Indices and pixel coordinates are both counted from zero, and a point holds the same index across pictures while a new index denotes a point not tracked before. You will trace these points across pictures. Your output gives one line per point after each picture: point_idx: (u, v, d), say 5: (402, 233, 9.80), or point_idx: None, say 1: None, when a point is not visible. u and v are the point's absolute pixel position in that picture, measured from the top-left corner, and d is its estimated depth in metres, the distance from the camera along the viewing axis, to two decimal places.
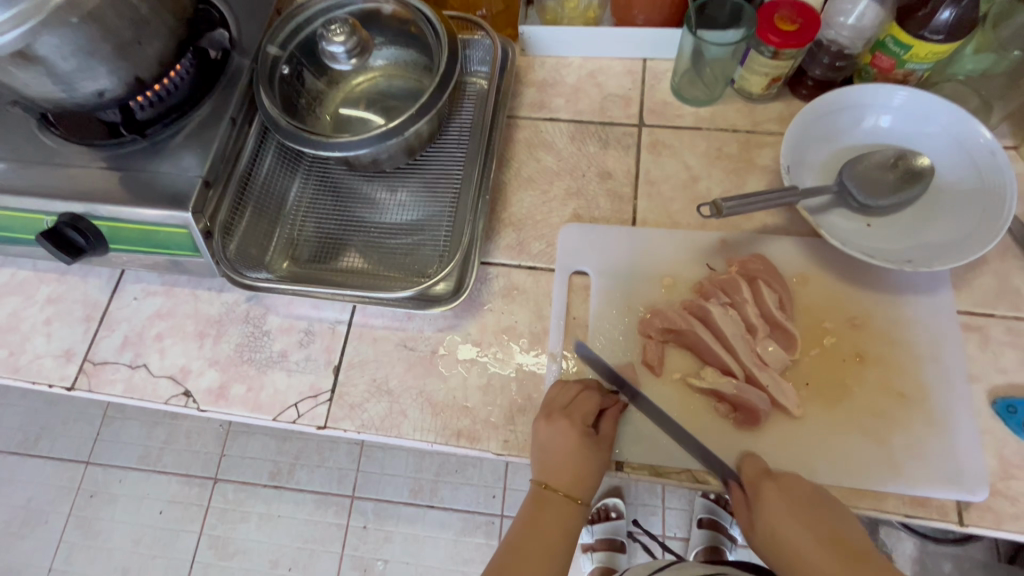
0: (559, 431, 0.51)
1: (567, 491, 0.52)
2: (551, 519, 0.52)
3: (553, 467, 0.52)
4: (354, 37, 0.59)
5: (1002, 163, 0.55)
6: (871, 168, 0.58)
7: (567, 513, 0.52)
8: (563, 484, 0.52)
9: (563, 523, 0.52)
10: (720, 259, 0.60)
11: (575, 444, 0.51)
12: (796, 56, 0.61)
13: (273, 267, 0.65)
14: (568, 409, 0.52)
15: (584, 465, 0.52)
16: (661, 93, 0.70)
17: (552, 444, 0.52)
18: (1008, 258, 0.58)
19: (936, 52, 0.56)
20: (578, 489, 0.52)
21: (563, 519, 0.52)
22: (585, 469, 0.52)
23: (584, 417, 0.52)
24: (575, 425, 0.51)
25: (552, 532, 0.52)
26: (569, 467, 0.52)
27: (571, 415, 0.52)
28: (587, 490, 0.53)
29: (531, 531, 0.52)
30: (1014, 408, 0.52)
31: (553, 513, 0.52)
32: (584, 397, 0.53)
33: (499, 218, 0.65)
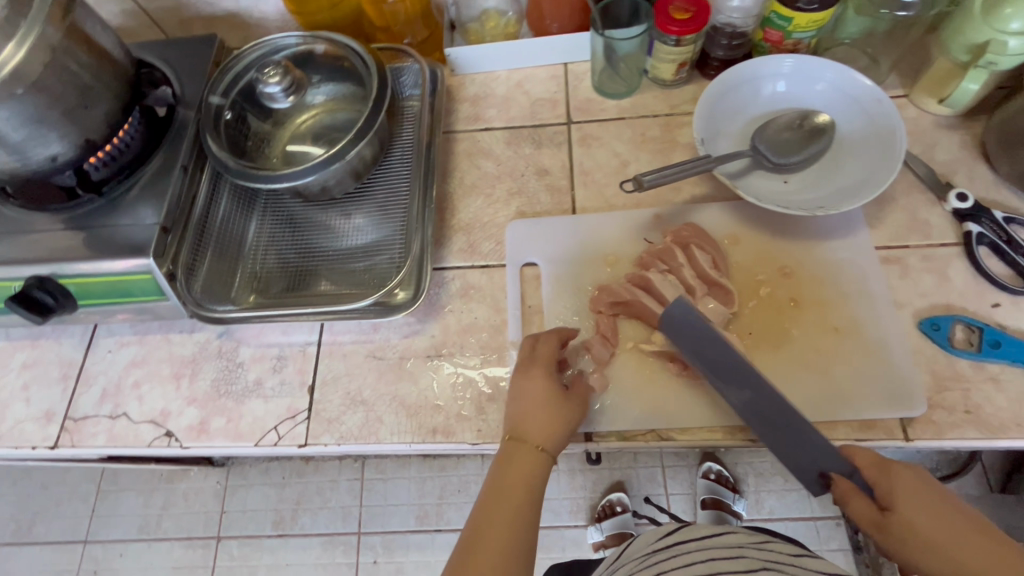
0: (532, 379, 0.53)
1: (531, 438, 0.51)
2: (518, 470, 0.49)
3: (522, 415, 0.51)
4: (288, 76, 0.65)
5: (889, 109, 0.61)
6: (779, 130, 0.63)
7: (533, 463, 0.50)
8: (530, 430, 0.51)
9: (530, 475, 0.49)
10: (656, 233, 0.65)
11: (540, 383, 0.52)
12: (696, 41, 0.67)
13: (240, 301, 0.68)
14: (538, 361, 0.54)
15: (552, 409, 0.52)
16: (584, 91, 0.75)
17: (520, 391, 0.53)
18: (914, 193, 0.63)
19: (816, 19, 0.62)
20: (546, 433, 0.51)
21: (529, 470, 0.49)
22: (552, 414, 0.52)
23: (549, 364, 0.54)
24: (541, 372, 0.53)
25: (520, 485, 0.48)
26: (535, 413, 0.51)
27: (541, 364, 0.54)
28: (553, 436, 0.51)
29: (500, 488, 0.48)
30: (938, 326, 0.56)
31: (520, 465, 0.49)
32: (544, 344, 0.55)
33: (449, 225, 0.69)
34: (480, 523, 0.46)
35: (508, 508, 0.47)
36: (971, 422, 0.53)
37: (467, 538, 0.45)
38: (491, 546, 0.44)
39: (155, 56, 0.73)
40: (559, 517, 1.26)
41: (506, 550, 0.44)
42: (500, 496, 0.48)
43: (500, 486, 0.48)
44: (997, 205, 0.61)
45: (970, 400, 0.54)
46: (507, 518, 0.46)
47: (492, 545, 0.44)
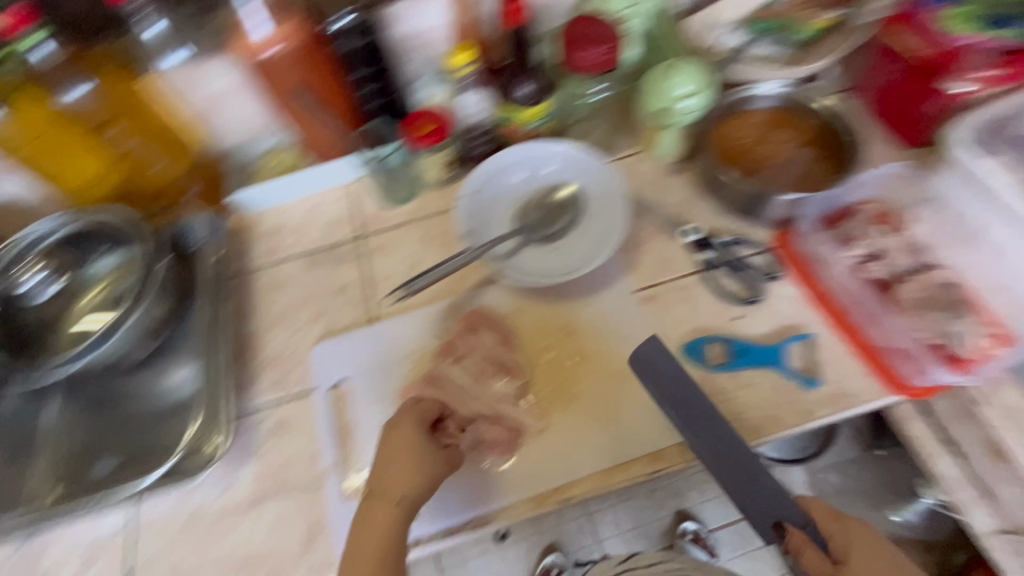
0: (399, 433, 0.57)
1: (388, 494, 0.54)
2: (372, 530, 0.53)
3: (387, 475, 0.55)
4: (51, 263, 0.70)
5: (607, 172, 0.72)
6: (525, 211, 0.72)
7: (386, 524, 0.53)
8: (391, 490, 0.54)
9: (383, 531, 0.53)
10: (449, 324, 0.69)
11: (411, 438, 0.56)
12: (449, 146, 0.75)
13: (37, 502, 0.63)
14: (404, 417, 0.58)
15: (409, 462, 0.55)
16: (370, 205, 0.81)
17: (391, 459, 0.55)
18: (657, 235, 0.73)
19: (536, 112, 0.72)
20: (405, 488, 0.54)
21: (384, 529, 0.53)
22: (414, 467, 0.55)
23: (425, 419, 0.58)
24: (409, 420, 0.58)
25: (411, 493, 0.54)
26: (398, 462, 0.55)
27: (409, 419, 0.58)
28: (411, 486, 0.54)
29: (366, 524, 0.54)
30: (693, 349, 0.64)
31: (372, 521, 0.54)
32: (424, 407, 0.60)
33: (255, 364, 0.70)
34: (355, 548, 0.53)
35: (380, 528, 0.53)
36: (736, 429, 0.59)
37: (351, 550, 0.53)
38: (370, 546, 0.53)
39: None
40: None
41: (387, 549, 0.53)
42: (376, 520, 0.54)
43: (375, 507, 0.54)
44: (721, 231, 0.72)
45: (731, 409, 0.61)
46: (380, 539, 0.53)
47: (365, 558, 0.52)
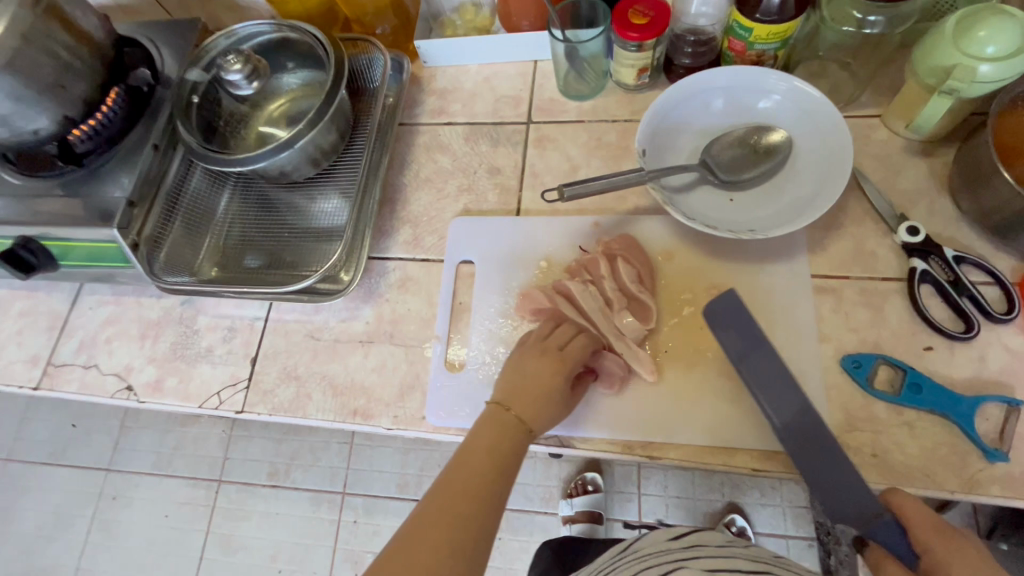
0: (542, 356, 0.54)
1: (524, 414, 0.51)
2: (501, 437, 0.50)
3: (520, 386, 0.53)
4: (248, 64, 0.66)
5: (844, 131, 0.58)
6: (724, 147, 0.62)
7: (515, 438, 0.50)
8: (521, 407, 0.52)
9: (509, 446, 0.50)
10: (592, 242, 0.64)
11: (553, 367, 0.53)
12: (657, 47, 0.66)
13: (204, 272, 0.73)
14: (556, 344, 0.55)
15: (548, 391, 0.52)
16: (548, 91, 0.75)
17: (532, 365, 0.54)
18: (866, 221, 0.60)
19: (777, 32, 0.59)
20: (536, 414, 0.52)
21: (513, 443, 0.50)
22: (548, 394, 0.52)
23: (569, 355, 0.55)
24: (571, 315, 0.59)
25: (496, 456, 0.49)
26: (533, 391, 0.52)
27: (558, 348, 0.55)
28: (542, 421, 0.52)
29: (480, 444, 0.49)
30: (859, 363, 0.55)
31: (504, 432, 0.50)
32: (577, 338, 0.56)
33: (398, 217, 0.71)
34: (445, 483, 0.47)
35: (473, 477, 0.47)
36: (876, 466, 0.52)
37: (431, 497, 0.47)
38: (456, 483, 0.47)
39: (146, 39, 0.78)
40: (531, 502, 1.32)
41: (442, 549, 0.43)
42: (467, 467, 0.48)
43: (462, 468, 0.48)
44: (949, 241, 0.58)
45: (880, 444, 0.52)
46: (470, 484, 0.47)
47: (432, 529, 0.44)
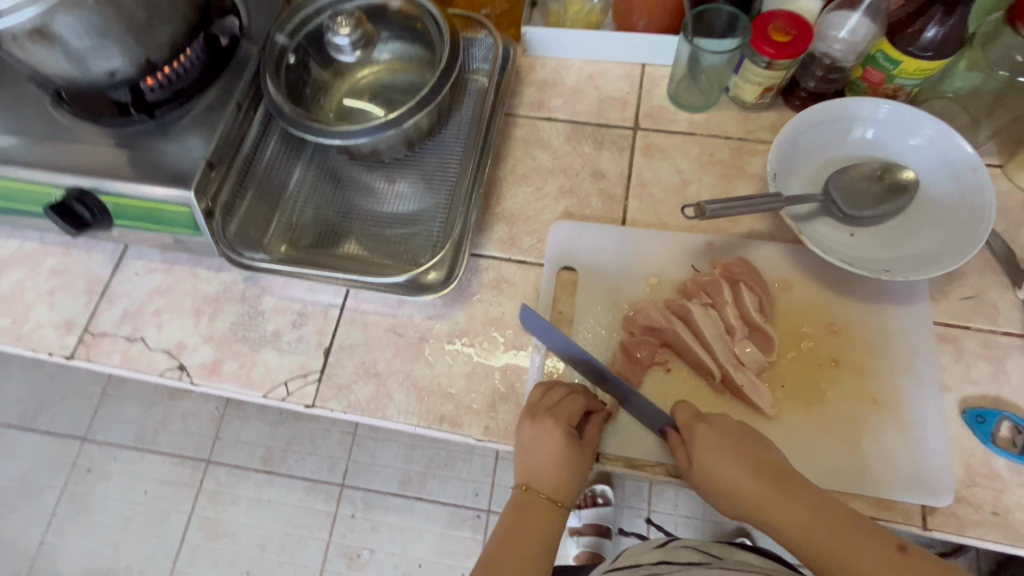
0: (545, 430, 0.52)
1: (549, 493, 0.52)
2: (531, 523, 0.52)
3: (534, 468, 0.53)
4: (359, 30, 0.62)
5: (983, 180, 0.56)
6: (857, 179, 0.59)
7: (546, 519, 0.52)
8: (545, 486, 0.52)
9: (539, 526, 0.51)
10: (705, 262, 0.62)
11: (558, 444, 0.52)
12: (789, 67, 0.63)
13: (271, 249, 0.67)
14: (553, 409, 0.53)
15: (566, 466, 0.52)
16: (657, 98, 0.71)
17: (535, 444, 0.53)
18: (987, 272, 0.59)
19: (925, 68, 0.58)
20: (559, 488, 0.52)
21: (545, 526, 0.52)
22: (566, 468, 0.52)
23: (569, 418, 0.53)
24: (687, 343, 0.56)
25: (536, 540, 0.51)
26: (552, 469, 0.52)
27: (556, 414, 0.53)
28: (569, 492, 0.53)
29: (513, 539, 0.51)
30: (983, 418, 0.54)
31: (534, 516, 0.52)
32: (569, 400, 0.54)
33: (492, 212, 0.67)
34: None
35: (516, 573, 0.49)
36: (996, 524, 0.50)
37: None
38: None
39: None
40: None
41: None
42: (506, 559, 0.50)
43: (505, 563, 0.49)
44: None
45: (1000, 502, 0.51)
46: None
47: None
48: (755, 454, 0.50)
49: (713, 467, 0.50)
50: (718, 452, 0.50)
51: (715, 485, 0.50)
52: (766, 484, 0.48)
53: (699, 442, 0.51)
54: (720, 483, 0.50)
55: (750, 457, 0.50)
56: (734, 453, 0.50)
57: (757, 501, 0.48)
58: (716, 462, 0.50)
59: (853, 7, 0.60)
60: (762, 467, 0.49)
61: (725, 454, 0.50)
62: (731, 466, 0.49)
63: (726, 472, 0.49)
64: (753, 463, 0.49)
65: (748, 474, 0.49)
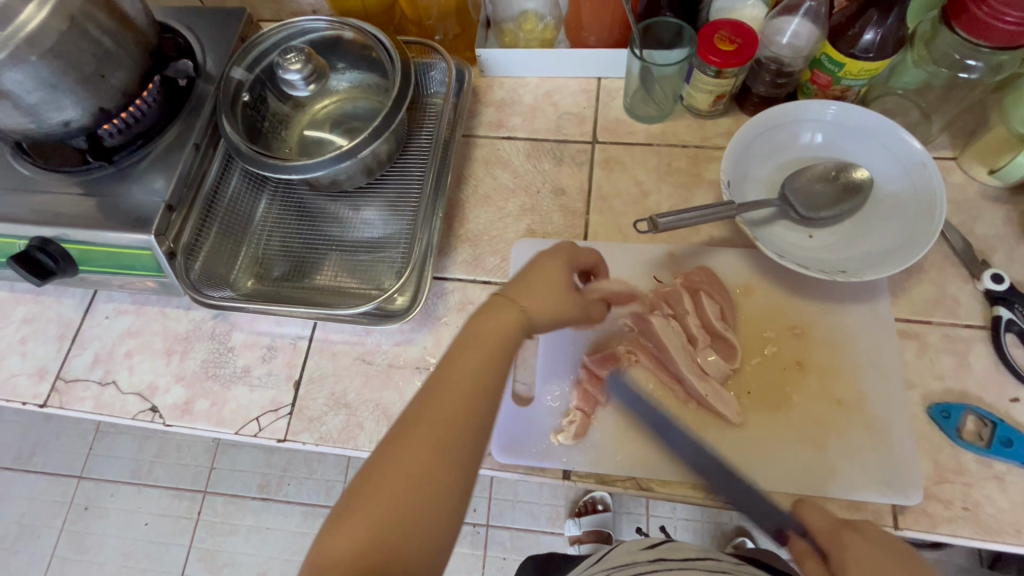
0: (549, 255, 0.49)
1: (520, 302, 0.46)
2: (488, 334, 0.43)
3: (528, 274, 0.48)
4: (310, 64, 0.63)
5: (933, 175, 0.57)
6: (810, 181, 0.59)
7: (507, 333, 0.44)
8: (522, 293, 0.46)
9: (501, 336, 0.43)
10: (667, 272, 0.62)
11: (555, 265, 0.48)
12: (738, 74, 0.64)
13: (238, 284, 0.68)
14: (572, 250, 0.51)
15: (555, 289, 0.47)
16: (614, 110, 0.72)
17: (535, 266, 0.48)
18: (946, 266, 0.60)
19: (868, 69, 0.58)
20: (536, 311, 0.46)
21: (500, 333, 0.43)
22: (553, 291, 0.47)
23: (576, 264, 0.51)
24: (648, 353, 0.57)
25: (471, 398, 0.40)
26: (545, 284, 0.47)
27: (564, 253, 0.50)
28: (541, 314, 0.46)
29: (467, 344, 0.42)
30: (948, 413, 0.54)
31: (496, 315, 0.44)
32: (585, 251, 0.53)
33: (456, 234, 0.67)
34: (421, 418, 0.38)
35: (442, 421, 0.38)
36: (967, 519, 0.50)
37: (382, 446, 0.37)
38: (430, 416, 0.38)
39: (181, 25, 0.72)
40: (537, 522, 1.20)
41: (427, 467, 0.37)
42: (433, 415, 0.38)
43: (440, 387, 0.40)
44: None
45: (970, 497, 0.51)
46: (440, 434, 0.38)
47: (415, 451, 0.37)
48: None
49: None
50: (877, 570, 0.40)
51: None
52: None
53: (841, 557, 0.42)
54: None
55: (852, 545, 0.42)
56: (909, 573, 0.40)
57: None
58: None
59: (793, 12, 0.61)
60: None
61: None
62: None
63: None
64: (858, 552, 0.41)
65: None
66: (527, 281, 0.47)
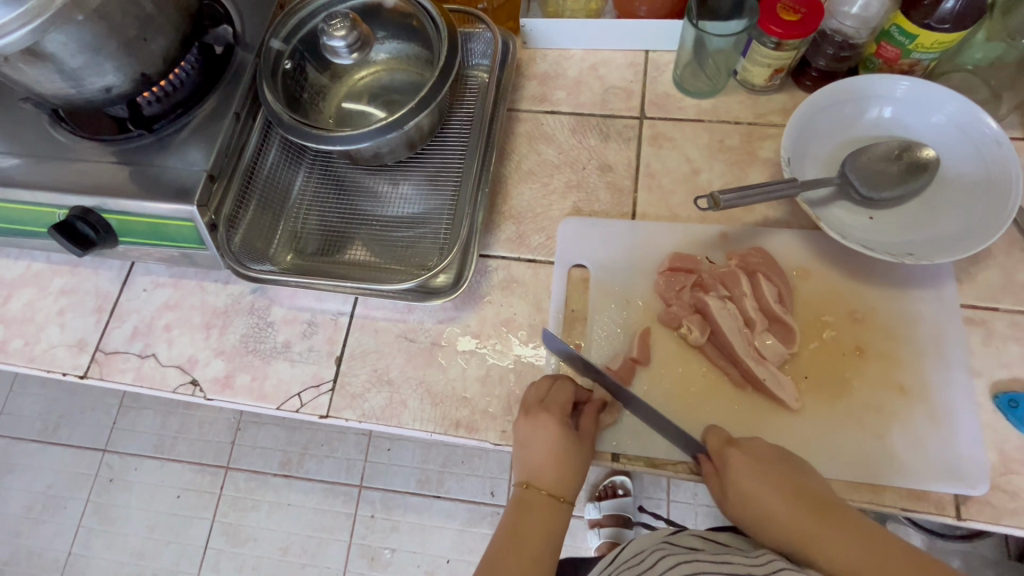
0: (539, 424, 0.52)
1: (551, 489, 0.51)
2: (537, 522, 0.50)
3: (534, 464, 0.51)
4: (354, 32, 0.61)
5: (1008, 154, 0.54)
6: (875, 160, 0.57)
7: (551, 516, 0.50)
8: (546, 482, 0.51)
9: (543, 524, 0.50)
10: (719, 254, 0.60)
11: (556, 435, 0.51)
12: (799, 47, 0.61)
13: (277, 259, 0.67)
14: (545, 401, 0.53)
15: (568, 457, 0.51)
16: (663, 85, 0.69)
17: (531, 439, 0.52)
18: (1014, 251, 0.57)
19: (942, 41, 0.55)
20: (563, 482, 0.51)
21: (549, 523, 0.50)
22: (566, 462, 0.51)
23: (562, 408, 0.53)
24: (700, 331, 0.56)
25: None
26: (552, 463, 0.51)
27: (549, 407, 0.53)
28: (571, 486, 0.51)
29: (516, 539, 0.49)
30: (1016, 403, 0.52)
31: (536, 516, 0.50)
32: (559, 387, 0.54)
33: (498, 211, 0.66)
34: None
35: None
36: None
37: None
38: None
39: None
40: None
41: None
42: None
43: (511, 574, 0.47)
44: None
45: None
46: None
47: None
48: (782, 478, 0.48)
49: (745, 491, 0.48)
50: (753, 475, 0.48)
51: (748, 513, 0.48)
52: (809, 511, 0.46)
53: (728, 470, 0.50)
54: (746, 505, 0.48)
55: (733, 459, 0.50)
56: (779, 474, 0.48)
57: (798, 529, 0.46)
58: (756, 482, 0.48)
59: None
60: (802, 497, 0.47)
61: (762, 478, 0.48)
62: (767, 491, 0.47)
63: (764, 499, 0.47)
64: (737, 466, 0.49)
65: (785, 497, 0.47)
66: (533, 456, 0.51)
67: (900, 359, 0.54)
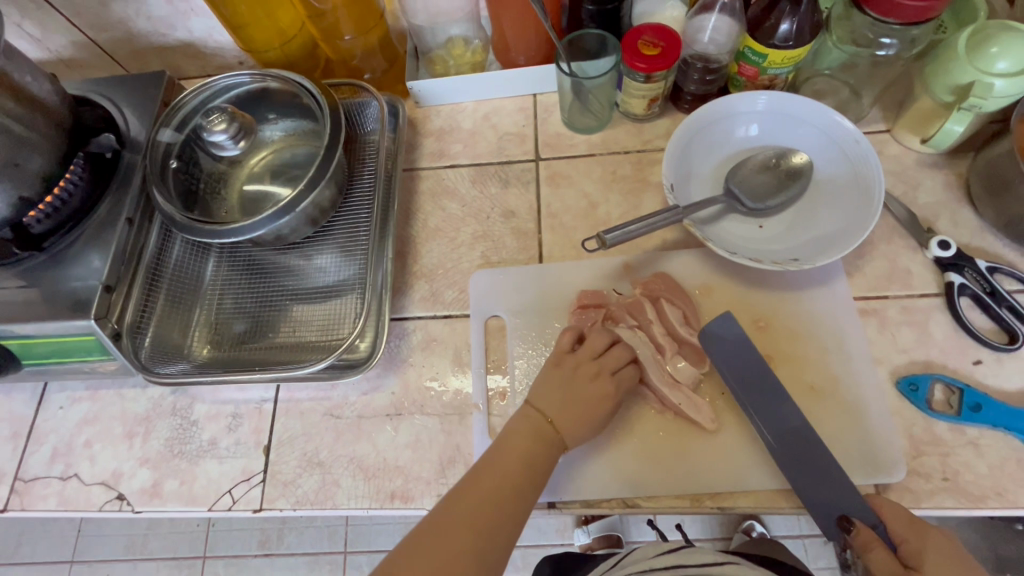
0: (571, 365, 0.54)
1: (557, 420, 0.51)
2: (532, 441, 0.50)
3: (556, 392, 0.53)
4: (235, 122, 0.63)
5: (866, 151, 0.58)
6: (751, 174, 0.60)
7: (544, 444, 0.50)
8: (556, 412, 0.52)
9: (540, 451, 0.50)
10: (625, 283, 0.62)
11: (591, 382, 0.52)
12: (667, 77, 0.64)
13: (194, 352, 0.66)
14: (592, 352, 0.54)
15: (588, 401, 0.52)
16: (553, 125, 0.72)
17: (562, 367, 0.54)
18: (894, 239, 0.60)
19: (792, 57, 0.59)
20: (572, 424, 0.52)
21: (544, 453, 0.50)
22: (585, 404, 0.52)
23: (614, 364, 0.54)
24: None
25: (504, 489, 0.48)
26: (571, 399, 0.52)
27: (598, 359, 0.54)
28: (575, 432, 0.51)
29: (506, 448, 0.50)
30: (916, 385, 0.54)
31: (536, 438, 0.50)
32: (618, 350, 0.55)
33: (411, 271, 0.66)
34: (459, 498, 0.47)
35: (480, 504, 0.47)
36: (949, 490, 0.51)
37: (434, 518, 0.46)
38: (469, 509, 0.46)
39: (100, 95, 0.70)
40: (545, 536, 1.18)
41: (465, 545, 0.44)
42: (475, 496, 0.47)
43: (488, 474, 0.48)
44: (978, 252, 0.58)
45: (948, 467, 0.51)
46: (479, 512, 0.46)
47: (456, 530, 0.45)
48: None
49: None
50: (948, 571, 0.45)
51: None
52: None
53: (920, 549, 0.46)
54: None
55: (922, 541, 0.46)
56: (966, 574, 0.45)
57: None
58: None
59: (710, 10, 0.63)
60: None
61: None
62: None
63: None
64: (930, 551, 0.46)
65: None
66: (566, 394, 0.52)
67: (807, 361, 0.56)
